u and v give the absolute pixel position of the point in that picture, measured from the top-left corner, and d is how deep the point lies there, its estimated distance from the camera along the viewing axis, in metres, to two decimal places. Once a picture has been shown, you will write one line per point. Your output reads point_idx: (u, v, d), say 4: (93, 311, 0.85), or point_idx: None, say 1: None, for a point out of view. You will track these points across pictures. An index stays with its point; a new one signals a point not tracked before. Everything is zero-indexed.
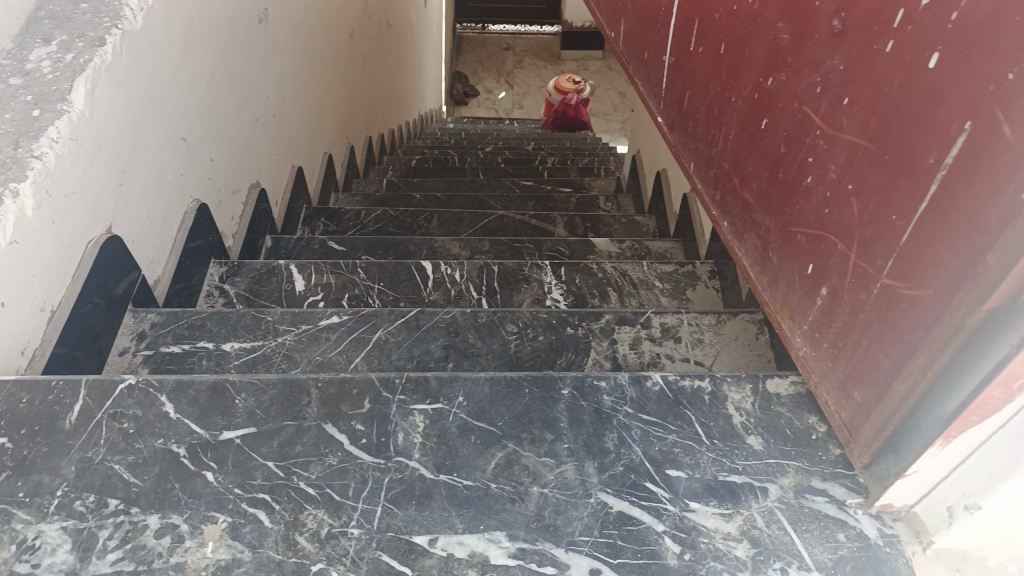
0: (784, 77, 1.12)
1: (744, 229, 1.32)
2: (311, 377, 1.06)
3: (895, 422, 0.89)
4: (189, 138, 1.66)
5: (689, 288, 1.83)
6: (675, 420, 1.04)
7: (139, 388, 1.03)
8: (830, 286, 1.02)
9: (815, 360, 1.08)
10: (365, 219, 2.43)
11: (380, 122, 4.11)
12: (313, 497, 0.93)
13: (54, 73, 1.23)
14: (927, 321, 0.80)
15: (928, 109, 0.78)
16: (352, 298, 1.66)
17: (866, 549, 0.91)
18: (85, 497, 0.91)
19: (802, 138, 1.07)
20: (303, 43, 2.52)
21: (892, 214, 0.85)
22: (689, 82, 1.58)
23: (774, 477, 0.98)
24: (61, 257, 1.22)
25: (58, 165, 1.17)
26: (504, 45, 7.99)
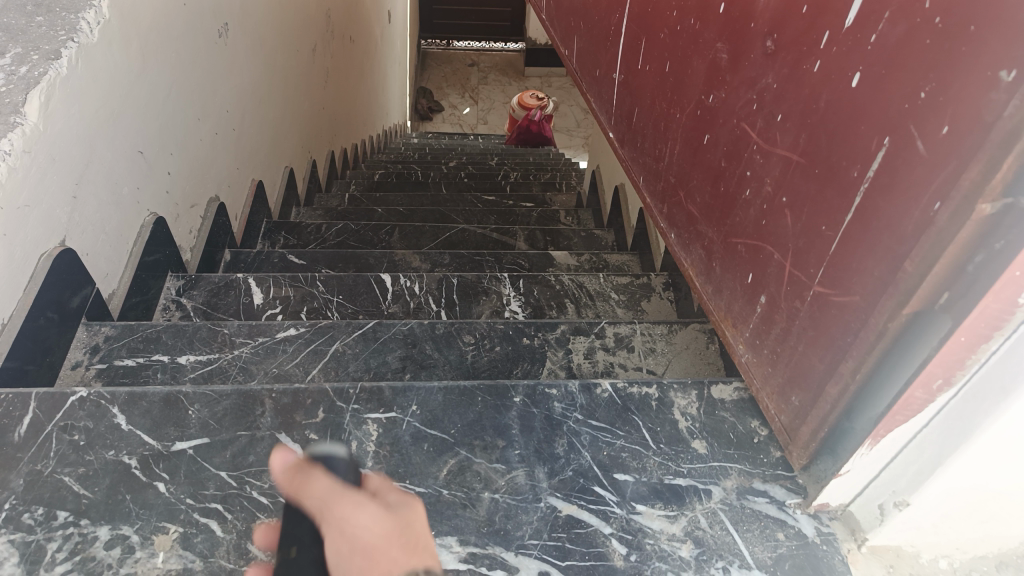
0: (723, 94, 1.17)
1: (690, 240, 1.37)
2: (265, 388, 1.07)
3: (829, 424, 0.93)
4: (146, 151, 1.66)
5: (644, 300, 1.87)
6: (623, 426, 1.07)
7: (90, 401, 1.03)
8: (769, 293, 1.06)
9: (756, 365, 1.12)
10: (326, 233, 2.44)
11: (342, 136, 4.12)
12: (266, 506, 0.94)
13: (8, 85, 1.22)
14: (855, 326, 0.85)
15: (852, 125, 0.83)
16: (311, 311, 1.67)
17: (803, 547, 0.95)
18: (33, 510, 0.91)
19: (741, 152, 1.11)
20: (265, 58, 2.53)
21: (822, 224, 0.90)
22: (638, 98, 1.63)
23: (718, 479, 1.02)
24: (12, 270, 1.22)
25: (10, 178, 1.17)
26: (469, 61, 8.05)
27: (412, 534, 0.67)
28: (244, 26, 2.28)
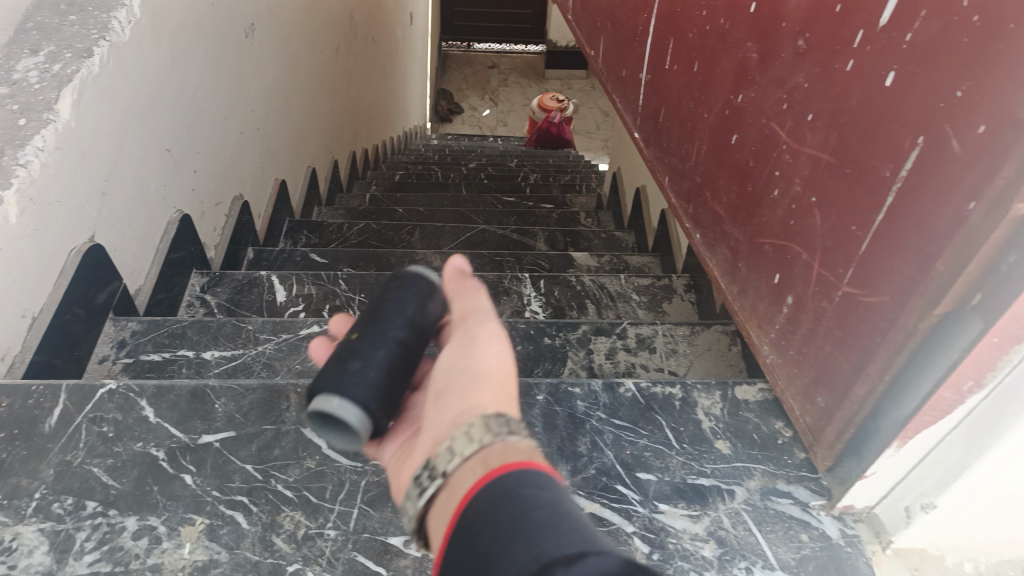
0: (752, 94, 1.17)
1: (715, 240, 1.36)
2: (290, 383, 1.08)
3: (856, 425, 0.92)
4: (173, 149, 1.68)
5: (665, 301, 1.86)
6: (646, 425, 1.07)
7: (119, 393, 1.05)
8: (795, 294, 1.05)
9: (782, 366, 1.11)
10: (348, 232, 2.46)
11: (364, 136, 4.15)
12: (291, 500, 0.95)
13: (40, 83, 1.24)
14: (884, 326, 0.84)
15: (883, 123, 0.82)
16: (333, 309, 1.68)
17: (827, 549, 0.94)
18: (63, 500, 0.92)
19: (769, 152, 1.11)
20: (289, 58, 2.55)
21: (851, 224, 0.89)
22: (664, 98, 1.62)
23: (741, 480, 1.01)
24: (42, 264, 1.24)
25: (42, 174, 1.19)
26: (489, 63, 8.06)
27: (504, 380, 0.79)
28: (270, 26, 2.31)
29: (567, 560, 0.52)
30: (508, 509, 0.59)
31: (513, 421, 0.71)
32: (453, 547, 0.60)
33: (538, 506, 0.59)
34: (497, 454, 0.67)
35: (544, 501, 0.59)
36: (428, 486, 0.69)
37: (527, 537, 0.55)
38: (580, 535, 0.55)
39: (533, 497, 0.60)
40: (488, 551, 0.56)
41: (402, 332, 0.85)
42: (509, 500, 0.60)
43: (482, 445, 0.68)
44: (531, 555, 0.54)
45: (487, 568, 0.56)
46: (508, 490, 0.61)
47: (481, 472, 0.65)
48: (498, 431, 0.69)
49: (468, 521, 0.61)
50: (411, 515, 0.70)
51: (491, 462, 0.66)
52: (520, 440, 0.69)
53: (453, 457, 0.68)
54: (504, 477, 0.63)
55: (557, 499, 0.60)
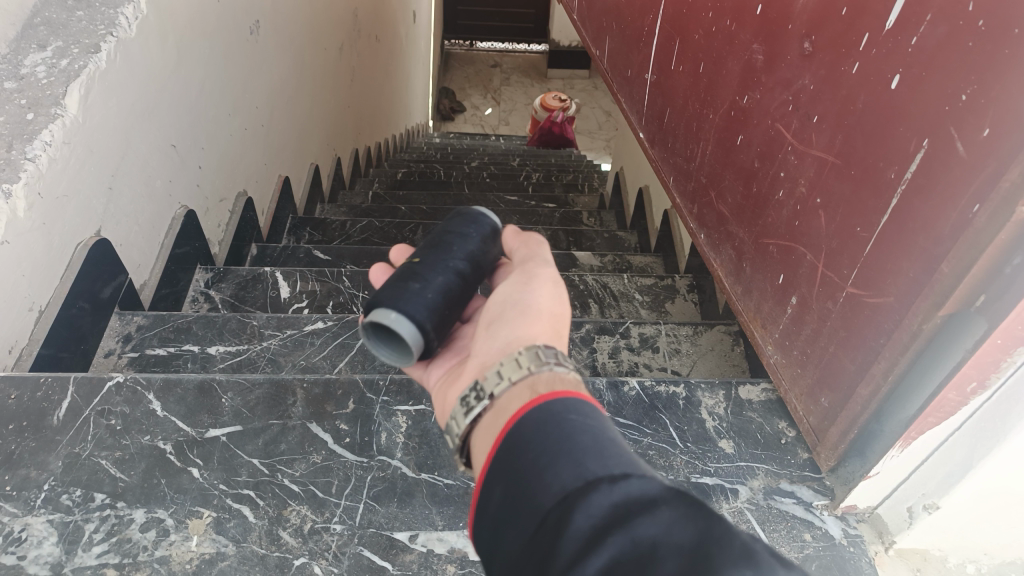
0: (757, 95, 1.17)
1: (720, 241, 1.37)
2: (296, 378, 1.09)
3: (859, 425, 0.93)
4: (179, 145, 1.69)
5: (668, 301, 1.87)
6: (650, 424, 1.07)
7: (127, 386, 1.05)
8: (800, 294, 1.06)
9: (785, 367, 1.12)
10: (351, 230, 2.46)
11: (366, 134, 4.15)
12: (297, 494, 0.95)
13: (48, 78, 1.25)
14: (888, 326, 0.85)
15: (889, 126, 0.83)
16: (337, 305, 1.68)
17: (830, 548, 0.94)
18: (71, 491, 0.93)
19: (774, 153, 1.11)
20: (293, 56, 2.56)
21: (856, 226, 0.90)
22: (669, 99, 1.63)
23: (745, 479, 1.01)
24: (50, 258, 1.24)
25: (50, 169, 1.19)
26: (492, 62, 8.06)
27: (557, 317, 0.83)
28: (275, 23, 2.31)
29: (612, 481, 0.55)
30: (555, 430, 0.63)
31: (560, 355, 0.75)
32: (498, 461, 0.64)
33: (583, 432, 0.62)
34: (545, 382, 0.70)
35: (589, 428, 0.63)
36: (475, 406, 0.73)
37: (573, 457, 0.59)
38: (622, 461, 0.59)
39: (578, 423, 0.63)
40: (534, 467, 0.60)
41: (461, 263, 0.88)
42: (556, 423, 0.63)
43: (532, 371, 0.71)
44: (577, 474, 0.57)
45: (533, 483, 0.59)
46: (554, 413, 0.64)
47: (530, 395, 0.68)
48: (546, 361, 0.73)
49: (514, 439, 0.64)
50: (454, 433, 0.74)
51: (540, 388, 0.69)
52: (566, 371, 0.73)
53: (503, 380, 0.72)
54: (552, 402, 0.66)
55: (602, 429, 0.63)
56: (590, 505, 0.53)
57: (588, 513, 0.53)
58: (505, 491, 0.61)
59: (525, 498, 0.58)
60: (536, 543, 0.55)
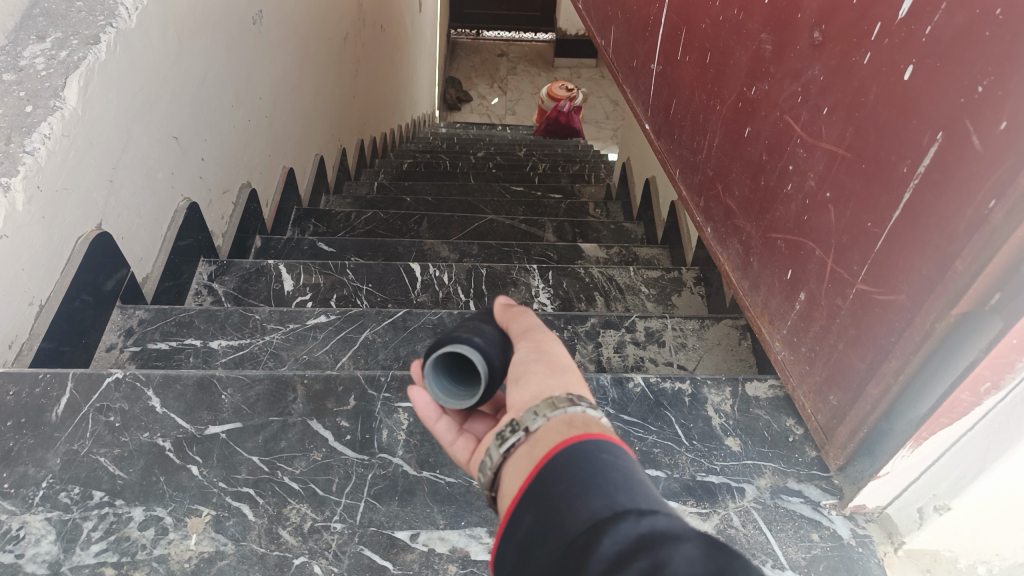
0: (766, 86, 1.15)
1: (727, 235, 1.35)
2: (297, 374, 1.08)
3: (868, 425, 0.91)
4: (181, 137, 1.67)
5: (674, 294, 1.85)
6: (655, 421, 1.06)
7: (126, 382, 1.04)
8: (809, 290, 1.04)
9: (793, 364, 1.10)
10: (355, 221, 2.45)
11: (372, 123, 4.14)
12: (297, 492, 0.94)
13: (47, 69, 1.23)
14: (900, 325, 0.83)
15: (901, 120, 0.81)
16: (340, 298, 1.67)
17: (838, 549, 0.93)
18: (70, 489, 0.92)
19: (783, 146, 1.09)
20: (297, 46, 2.54)
21: (867, 221, 0.88)
22: (676, 89, 1.60)
23: (751, 478, 1.00)
24: (50, 252, 1.23)
25: (49, 161, 1.18)
26: (498, 51, 8.01)
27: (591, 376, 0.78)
28: (278, 13, 2.29)
29: (641, 517, 0.54)
30: (588, 466, 0.60)
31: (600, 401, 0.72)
32: (530, 492, 0.62)
33: (616, 471, 0.60)
34: (583, 419, 0.67)
35: (622, 466, 0.61)
36: (510, 437, 0.68)
37: (605, 492, 0.57)
38: (655, 503, 0.57)
39: (612, 463, 0.61)
40: (566, 497, 0.59)
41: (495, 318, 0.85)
42: (588, 459, 0.61)
43: (570, 408, 0.68)
44: (608, 510, 0.55)
45: (564, 515, 0.57)
46: (589, 451, 0.62)
47: (568, 431, 0.65)
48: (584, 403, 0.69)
49: (548, 470, 0.62)
50: (484, 468, 0.69)
51: (576, 424, 0.66)
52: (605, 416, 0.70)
53: (539, 414, 0.68)
54: (591, 441, 0.63)
55: (633, 467, 0.62)
56: (617, 532, 0.53)
57: (615, 539, 0.52)
58: (536, 518, 0.59)
59: (556, 528, 0.57)
60: (561, 567, 0.54)
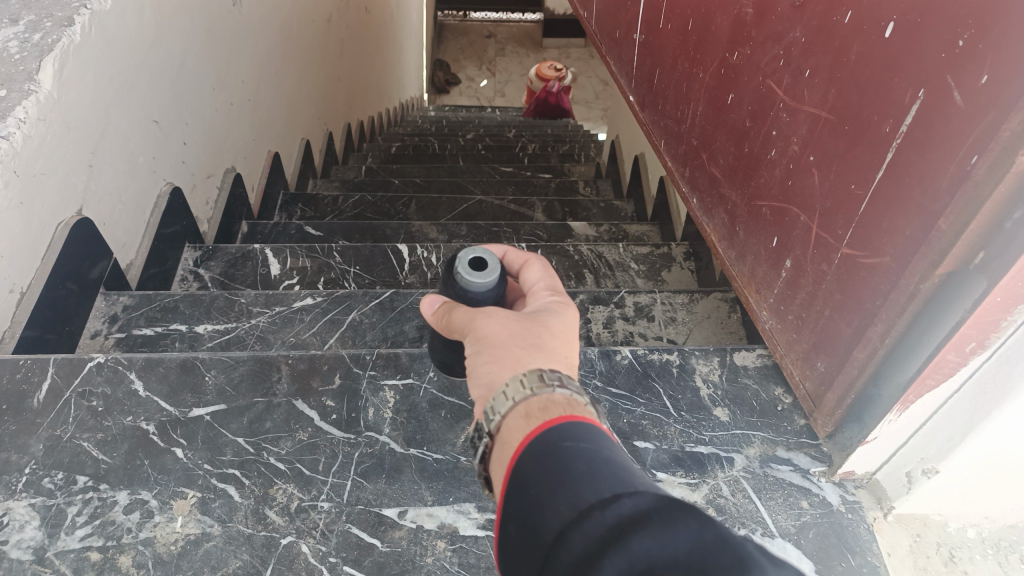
0: (748, 51, 1.13)
1: (713, 204, 1.34)
2: (281, 354, 1.07)
3: (856, 390, 0.91)
4: (161, 121, 1.65)
5: (664, 269, 1.84)
6: (644, 393, 1.05)
7: (108, 366, 1.03)
8: (795, 257, 1.03)
9: (780, 332, 1.09)
10: (343, 205, 2.43)
11: (359, 107, 4.10)
12: (283, 472, 0.94)
13: (21, 53, 1.21)
14: (885, 288, 0.82)
15: (884, 78, 0.80)
16: (328, 281, 1.65)
17: (828, 516, 0.93)
18: (53, 475, 0.91)
19: (766, 111, 1.08)
20: (280, 27, 2.50)
21: (851, 183, 0.87)
22: (659, 59, 1.58)
23: (740, 447, 0.99)
24: (30, 239, 1.21)
25: (26, 146, 1.16)
26: (486, 32, 7.94)
27: (544, 337, 0.80)
28: None
29: (603, 504, 0.54)
30: (551, 461, 0.62)
31: (567, 377, 0.73)
32: (505, 498, 0.64)
33: (580, 458, 0.61)
34: (540, 405, 0.69)
35: (585, 454, 0.61)
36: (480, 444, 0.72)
37: (568, 486, 0.58)
38: (619, 483, 0.58)
39: (575, 449, 0.62)
40: (534, 501, 0.60)
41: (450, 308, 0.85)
42: (551, 455, 0.62)
43: (526, 398, 0.70)
44: (572, 501, 0.57)
45: (533, 514, 0.59)
46: (550, 443, 0.64)
47: (527, 426, 0.68)
48: (539, 388, 0.70)
49: (515, 470, 0.64)
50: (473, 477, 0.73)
51: (535, 415, 0.68)
52: (569, 393, 0.71)
53: (495, 413, 0.71)
54: (549, 431, 0.65)
55: (598, 451, 0.62)
56: (582, 529, 0.53)
57: (580, 537, 0.52)
58: (515, 527, 0.60)
59: (531, 532, 0.58)
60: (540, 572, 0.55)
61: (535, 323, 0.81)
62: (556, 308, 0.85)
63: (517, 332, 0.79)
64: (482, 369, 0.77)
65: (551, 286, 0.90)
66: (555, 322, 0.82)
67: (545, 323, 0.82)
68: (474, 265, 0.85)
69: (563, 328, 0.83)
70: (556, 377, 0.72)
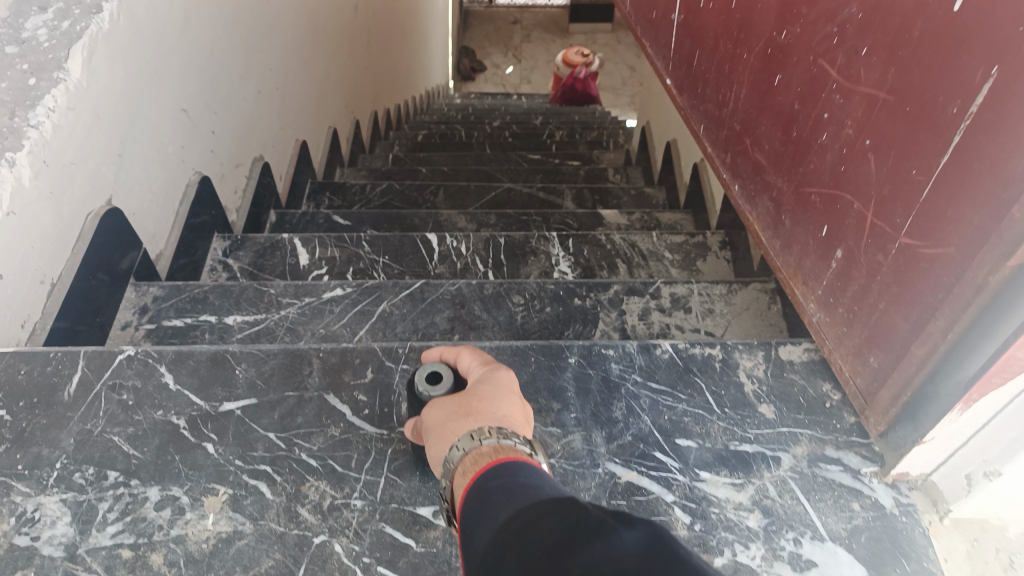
0: (797, 30, 1.08)
1: (756, 192, 1.29)
2: (312, 347, 1.04)
3: (912, 388, 0.86)
4: (190, 109, 1.63)
5: (699, 259, 1.79)
6: (685, 389, 1.01)
7: (138, 359, 1.02)
8: (846, 247, 0.99)
9: (829, 326, 1.05)
10: (371, 194, 2.40)
11: (385, 95, 4.07)
12: (316, 469, 0.91)
13: (50, 41, 1.19)
14: (948, 280, 0.77)
15: (951, 55, 0.75)
16: (357, 271, 1.64)
17: (881, 519, 0.88)
18: (84, 470, 0.90)
19: (818, 93, 1.03)
20: (307, 15, 2.48)
21: (912, 168, 0.82)
22: (699, 40, 1.53)
23: (787, 446, 0.95)
24: (60, 229, 1.20)
25: (55, 135, 1.14)
26: (512, 18, 7.84)
27: (478, 403, 0.78)
28: None
29: (506, 531, 0.56)
30: (475, 504, 0.63)
31: (498, 426, 0.73)
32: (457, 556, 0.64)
33: (497, 492, 0.62)
34: (473, 458, 0.69)
35: (502, 488, 0.62)
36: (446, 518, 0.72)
37: (485, 524, 0.59)
38: (526, 498, 0.59)
39: (494, 486, 0.63)
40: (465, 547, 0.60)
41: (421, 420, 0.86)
42: (475, 500, 0.63)
43: (459, 459, 0.70)
44: (486, 529, 0.59)
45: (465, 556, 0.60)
46: (475, 489, 0.64)
47: (464, 481, 0.68)
48: (469, 443, 0.71)
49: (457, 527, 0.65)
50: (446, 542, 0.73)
51: (468, 470, 0.68)
52: (495, 440, 0.70)
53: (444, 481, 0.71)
54: (476, 480, 0.65)
55: (515, 480, 0.63)
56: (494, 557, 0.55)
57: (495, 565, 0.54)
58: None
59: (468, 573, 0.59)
60: None
61: (470, 394, 0.80)
62: (485, 375, 0.84)
63: (453, 409, 0.78)
64: (432, 452, 0.75)
65: (482, 357, 0.88)
66: (487, 389, 0.81)
67: (478, 391, 0.80)
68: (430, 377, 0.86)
69: (497, 390, 0.81)
70: (489, 428, 0.72)
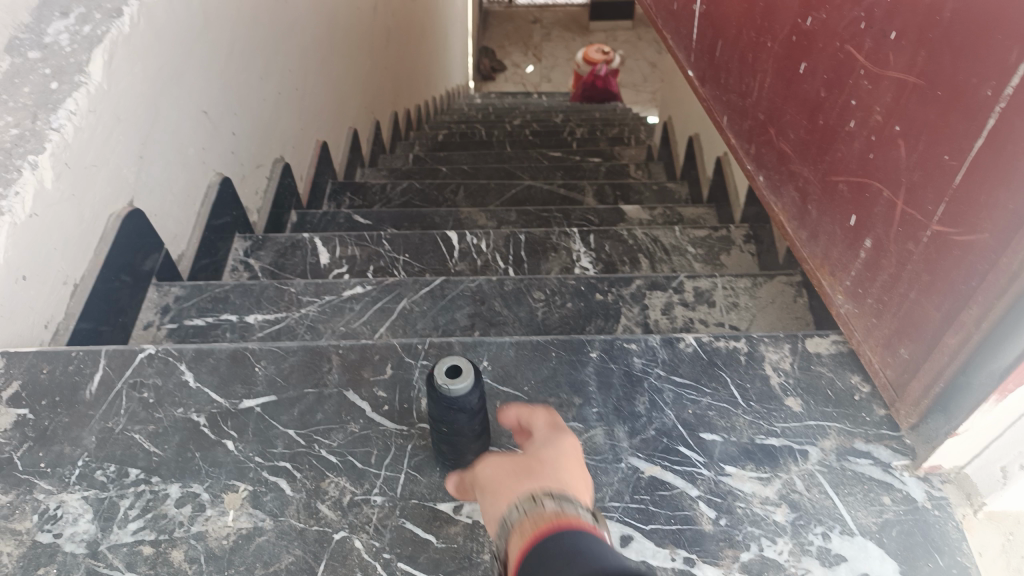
0: (823, 15, 1.06)
1: (781, 182, 1.26)
2: (332, 344, 1.04)
3: (945, 379, 0.84)
4: (210, 111, 1.64)
5: (723, 253, 1.76)
6: (710, 382, 0.99)
7: (159, 357, 1.02)
8: (875, 236, 0.96)
9: (858, 317, 1.02)
10: (391, 193, 2.40)
11: (406, 96, 4.08)
12: (335, 465, 0.91)
13: (72, 45, 1.20)
14: (982, 267, 0.75)
15: (984, 35, 0.72)
16: (377, 269, 1.63)
17: (912, 513, 0.85)
18: (106, 467, 0.90)
19: (844, 79, 1.00)
20: (326, 16, 2.48)
21: (943, 153, 0.80)
22: (722, 30, 1.51)
23: (815, 439, 0.93)
24: (82, 230, 1.21)
25: (76, 138, 1.15)
26: (532, 17, 7.81)
27: (540, 465, 0.74)
28: None
29: None
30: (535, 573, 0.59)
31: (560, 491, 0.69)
32: None
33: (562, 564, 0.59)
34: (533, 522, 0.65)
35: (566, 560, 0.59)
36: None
37: None
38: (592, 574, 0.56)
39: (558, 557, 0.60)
40: None
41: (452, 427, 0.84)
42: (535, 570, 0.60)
43: (518, 521, 0.66)
44: None
45: None
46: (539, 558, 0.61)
47: (521, 544, 0.64)
48: (531, 506, 0.67)
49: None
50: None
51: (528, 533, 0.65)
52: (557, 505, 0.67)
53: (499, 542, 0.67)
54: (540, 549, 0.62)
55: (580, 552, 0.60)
56: None
57: None
58: None
59: None
60: None
61: (529, 455, 0.76)
62: (549, 438, 0.80)
63: (512, 468, 0.74)
64: (487, 511, 0.71)
65: (550, 420, 0.85)
66: (549, 452, 0.77)
67: (541, 455, 0.76)
68: (450, 372, 0.82)
69: (558, 453, 0.77)
70: (554, 495, 0.68)
